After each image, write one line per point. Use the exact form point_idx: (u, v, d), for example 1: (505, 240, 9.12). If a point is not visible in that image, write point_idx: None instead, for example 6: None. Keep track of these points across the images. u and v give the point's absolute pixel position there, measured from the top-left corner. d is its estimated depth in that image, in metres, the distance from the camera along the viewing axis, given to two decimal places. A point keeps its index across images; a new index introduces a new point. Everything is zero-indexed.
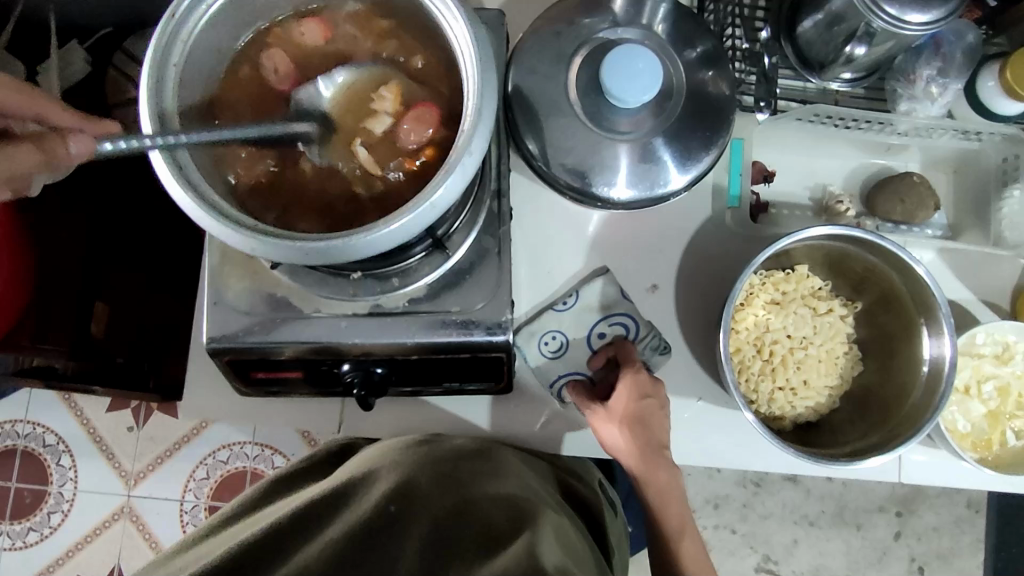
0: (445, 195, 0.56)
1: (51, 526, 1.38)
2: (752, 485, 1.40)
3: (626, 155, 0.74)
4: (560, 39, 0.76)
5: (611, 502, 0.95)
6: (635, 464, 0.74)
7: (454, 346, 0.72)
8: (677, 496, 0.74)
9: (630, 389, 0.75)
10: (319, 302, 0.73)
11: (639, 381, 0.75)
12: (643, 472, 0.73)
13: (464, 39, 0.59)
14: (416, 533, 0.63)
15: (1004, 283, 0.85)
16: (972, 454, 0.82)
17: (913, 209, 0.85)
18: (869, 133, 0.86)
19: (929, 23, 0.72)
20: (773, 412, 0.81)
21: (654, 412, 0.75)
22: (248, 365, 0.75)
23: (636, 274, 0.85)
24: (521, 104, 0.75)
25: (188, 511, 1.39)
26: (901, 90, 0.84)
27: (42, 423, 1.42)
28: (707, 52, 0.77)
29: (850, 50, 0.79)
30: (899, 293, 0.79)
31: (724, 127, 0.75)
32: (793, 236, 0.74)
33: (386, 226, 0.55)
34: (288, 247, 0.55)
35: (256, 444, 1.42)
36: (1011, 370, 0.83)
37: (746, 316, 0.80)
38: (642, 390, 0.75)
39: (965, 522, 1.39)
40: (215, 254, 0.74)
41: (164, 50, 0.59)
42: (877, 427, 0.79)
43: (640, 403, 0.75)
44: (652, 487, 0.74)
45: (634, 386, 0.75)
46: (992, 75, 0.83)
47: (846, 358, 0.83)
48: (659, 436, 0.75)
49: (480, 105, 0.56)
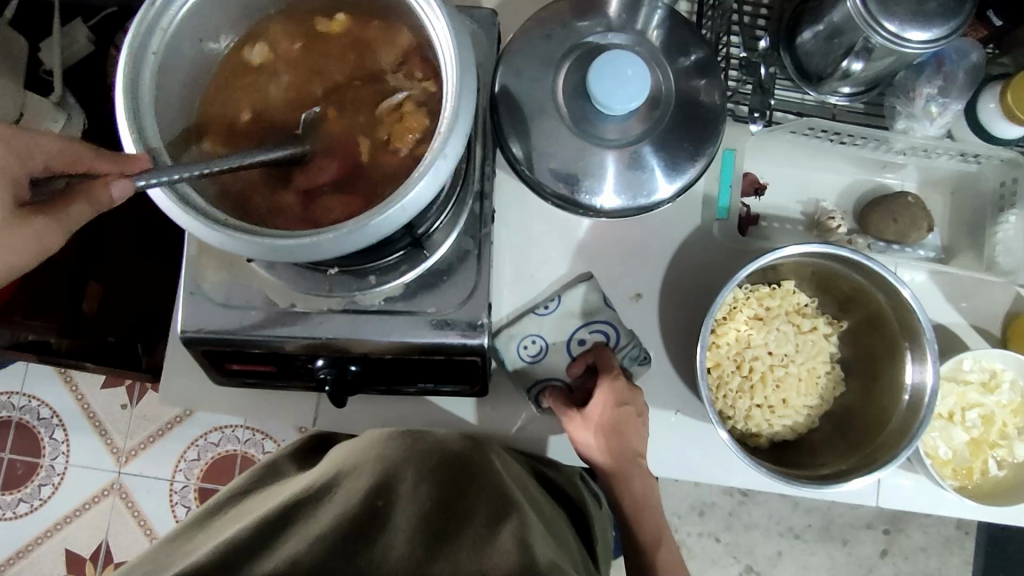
0: (417, 197, 0.55)
1: (41, 499, 1.39)
2: (740, 495, 1.39)
3: (612, 162, 0.73)
4: (551, 42, 0.75)
5: (597, 495, 0.94)
6: (609, 473, 0.73)
7: (428, 348, 0.72)
8: (654, 504, 0.73)
9: (605, 397, 0.73)
10: (294, 297, 0.72)
11: (617, 391, 0.74)
12: (619, 481, 0.72)
13: (444, 39, 0.58)
14: (402, 532, 0.62)
15: (997, 309, 0.84)
16: (952, 482, 0.80)
17: (905, 230, 0.83)
18: (865, 150, 0.85)
19: (929, 41, 0.70)
20: (750, 429, 0.80)
21: (633, 421, 0.74)
22: (223, 356, 0.75)
23: (620, 281, 0.84)
24: (508, 106, 0.74)
25: (177, 492, 1.39)
26: (900, 107, 0.82)
27: (37, 397, 1.43)
28: (701, 60, 0.75)
29: (847, 65, 0.77)
30: (885, 315, 0.78)
31: (713, 137, 0.74)
32: (777, 252, 0.73)
33: (356, 226, 0.54)
34: (257, 243, 0.54)
35: (247, 428, 1.42)
36: (997, 398, 0.81)
37: (728, 331, 0.79)
38: (620, 399, 0.73)
39: (953, 543, 1.37)
40: (194, 242, 0.73)
41: (143, 36, 0.57)
42: (855, 449, 0.78)
43: (616, 410, 0.73)
44: (629, 495, 0.72)
45: (611, 395, 0.73)
46: (993, 97, 0.81)
47: (827, 377, 0.82)
48: (636, 446, 0.74)
49: (457, 107, 0.55)
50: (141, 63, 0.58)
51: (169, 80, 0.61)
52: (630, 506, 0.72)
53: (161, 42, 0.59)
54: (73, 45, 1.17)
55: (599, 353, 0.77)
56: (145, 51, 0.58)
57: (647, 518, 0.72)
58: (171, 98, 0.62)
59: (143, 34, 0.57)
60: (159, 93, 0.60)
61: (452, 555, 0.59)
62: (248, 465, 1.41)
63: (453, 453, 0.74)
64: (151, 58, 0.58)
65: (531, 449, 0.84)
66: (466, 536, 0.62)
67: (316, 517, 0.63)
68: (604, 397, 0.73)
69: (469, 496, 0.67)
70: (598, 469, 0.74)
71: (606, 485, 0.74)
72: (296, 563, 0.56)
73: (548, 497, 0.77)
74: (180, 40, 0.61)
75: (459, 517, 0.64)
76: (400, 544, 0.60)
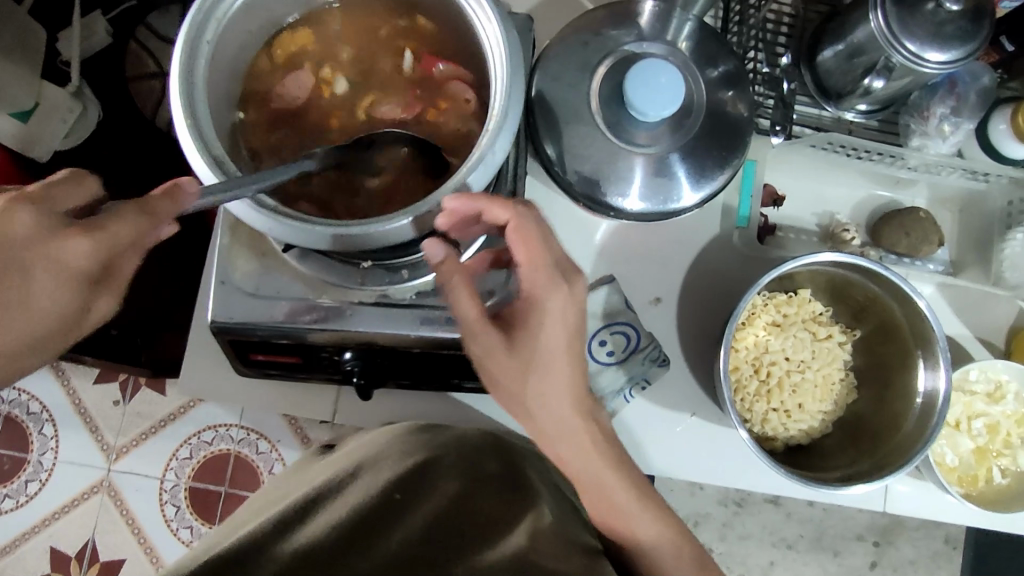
0: (465, 192, 0.56)
1: (28, 494, 1.36)
2: (734, 506, 1.41)
3: (641, 168, 0.75)
4: (587, 49, 0.77)
5: None
6: (510, 337, 0.61)
7: (456, 343, 0.72)
8: (545, 411, 0.63)
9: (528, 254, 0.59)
10: (326, 289, 0.73)
11: (530, 251, 0.59)
12: (523, 353, 0.61)
13: (495, 40, 0.59)
14: (415, 522, 0.63)
15: (1000, 323, 0.87)
16: (958, 488, 0.83)
17: (917, 244, 0.86)
18: (880, 166, 0.88)
19: (947, 62, 0.73)
20: (766, 432, 0.82)
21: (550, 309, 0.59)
22: (249, 347, 0.76)
23: (640, 286, 0.86)
24: (543, 110, 0.76)
25: (168, 490, 1.37)
26: (914, 125, 0.85)
27: (28, 390, 1.41)
28: (729, 72, 0.78)
29: (868, 82, 0.81)
30: (899, 324, 0.80)
31: (739, 148, 0.77)
32: (799, 260, 0.75)
33: (404, 218, 0.55)
34: (307, 231, 0.56)
35: (243, 428, 1.39)
36: (1001, 408, 0.84)
37: (746, 336, 0.82)
38: (533, 263, 0.59)
39: (940, 557, 1.40)
40: (225, 233, 0.73)
41: (199, 25, 0.58)
42: (866, 454, 0.80)
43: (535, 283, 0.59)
44: (532, 388, 0.62)
45: (527, 253, 0.60)
46: (1004, 118, 0.84)
47: (841, 385, 0.84)
48: (548, 335, 0.60)
49: (507, 106, 0.57)
50: (196, 52, 0.58)
51: (218, 69, 0.62)
52: (538, 413, 0.63)
53: (216, 31, 0.60)
54: (92, 37, 1.17)
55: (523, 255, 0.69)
56: (200, 40, 0.59)
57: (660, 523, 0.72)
58: (219, 90, 0.62)
59: (199, 22, 0.58)
60: (210, 84, 0.60)
61: (461, 552, 0.60)
62: (243, 465, 1.38)
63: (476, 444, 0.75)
64: (205, 46, 0.59)
65: None
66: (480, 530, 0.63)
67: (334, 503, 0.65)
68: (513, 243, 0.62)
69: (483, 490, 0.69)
70: (494, 334, 0.61)
71: (496, 365, 0.62)
72: (311, 554, 0.57)
73: (566, 490, 0.77)
74: (231, 35, 0.62)
75: (476, 518, 0.64)
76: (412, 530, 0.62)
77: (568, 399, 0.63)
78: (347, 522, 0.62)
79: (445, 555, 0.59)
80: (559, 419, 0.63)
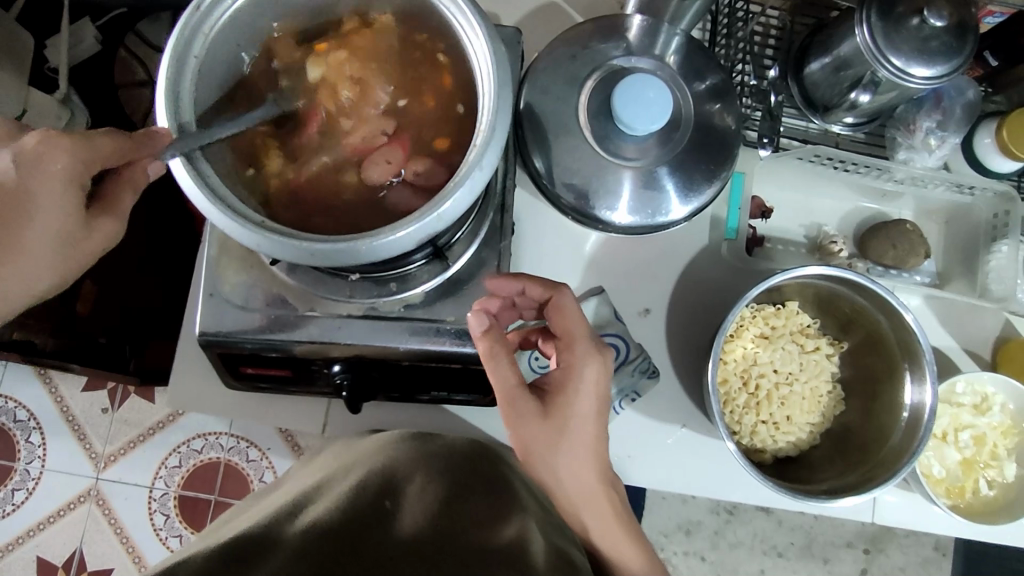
0: (452, 208, 0.56)
1: (15, 503, 1.35)
2: (725, 514, 1.40)
3: (630, 182, 0.75)
4: (575, 62, 0.77)
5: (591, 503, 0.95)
6: (542, 406, 0.65)
7: (446, 356, 0.72)
8: (565, 473, 0.66)
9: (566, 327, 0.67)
10: (315, 301, 0.73)
11: (570, 328, 0.67)
12: (558, 420, 0.65)
13: (483, 55, 0.59)
14: (405, 528, 0.62)
15: (986, 334, 0.88)
16: (945, 500, 0.83)
17: (904, 256, 0.87)
18: (866, 178, 0.89)
19: (931, 78, 0.74)
20: (754, 444, 0.82)
21: (587, 379, 0.65)
22: (237, 360, 0.75)
23: (629, 297, 0.86)
24: (531, 123, 0.77)
25: (157, 499, 1.35)
26: (900, 139, 0.87)
27: (15, 398, 1.39)
28: (716, 85, 0.78)
29: (854, 96, 0.82)
30: (885, 336, 0.81)
31: (726, 162, 0.77)
32: (787, 273, 0.75)
33: (391, 234, 0.55)
34: (293, 246, 0.55)
35: (232, 436, 1.38)
36: (988, 420, 0.84)
37: (735, 348, 0.82)
38: (575, 338, 0.66)
39: (930, 564, 1.40)
40: (213, 245, 0.73)
41: (186, 40, 0.58)
42: (854, 466, 0.81)
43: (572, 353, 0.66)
44: (557, 452, 0.66)
45: (568, 329, 0.67)
46: (989, 132, 0.86)
47: (829, 397, 0.85)
48: (578, 403, 0.66)
49: (494, 122, 0.57)
50: (182, 66, 0.58)
51: (205, 84, 0.62)
52: (562, 475, 0.67)
53: (203, 46, 0.60)
54: (81, 44, 1.17)
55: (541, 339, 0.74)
56: (188, 54, 0.59)
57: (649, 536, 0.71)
58: (206, 104, 0.62)
59: (186, 38, 0.58)
60: (197, 98, 0.60)
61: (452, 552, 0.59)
62: (232, 474, 1.37)
63: (464, 456, 0.75)
64: (193, 61, 0.59)
65: None
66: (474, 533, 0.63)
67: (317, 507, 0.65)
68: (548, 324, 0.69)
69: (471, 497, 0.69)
70: (529, 402, 0.64)
71: (526, 430, 0.65)
72: (302, 554, 0.56)
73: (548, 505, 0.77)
74: (219, 50, 0.62)
75: (463, 521, 0.65)
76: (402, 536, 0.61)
77: (590, 462, 0.67)
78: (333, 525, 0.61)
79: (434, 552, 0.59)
80: (580, 483, 0.67)
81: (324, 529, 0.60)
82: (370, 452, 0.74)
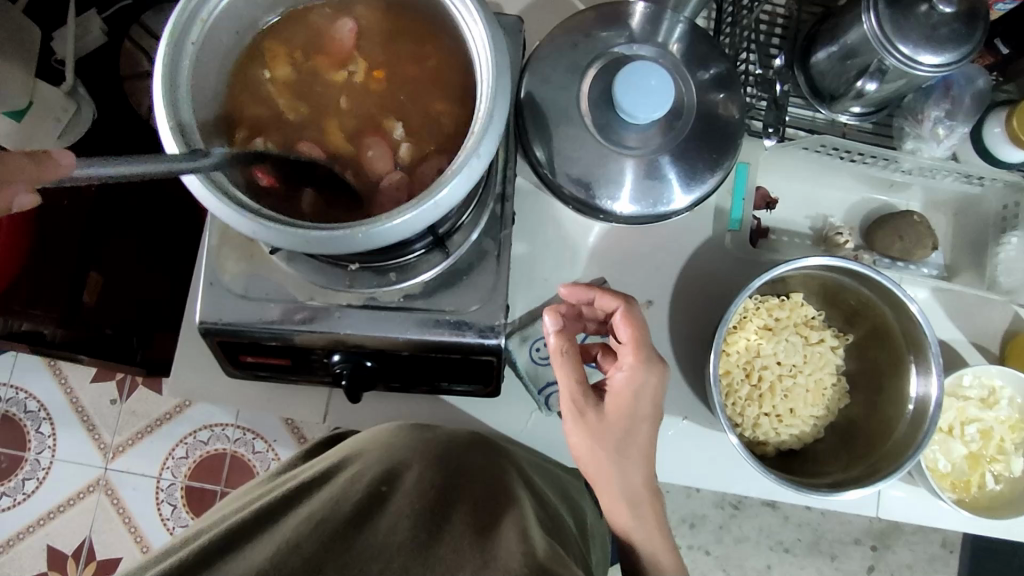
0: (450, 195, 0.56)
1: (25, 493, 1.36)
2: (730, 509, 1.39)
3: (632, 171, 0.75)
4: (576, 50, 0.77)
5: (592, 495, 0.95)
6: (603, 407, 0.69)
7: (446, 346, 0.72)
8: (617, 476, 0.69)
9: (627, 335, 0.70)
10: (315, 291, 0.72)
11: (630, 336, 0.70)
12: (615, 423, 0.68)
13: (481, 41, 0.59)
14: (406, 518, 0.61)
15: (995, 328, 0.87)
16: (951, 495, 0.82)
17: (910, 248, 0.86)
18: (873, 169, 0.87)
19: (940, 65, 0.73)
20: (757, 437, 0.82)
21: (645, 385, 0.68)
22: (238, 349, 0.75)
23: (632, 289, 0.85)
24: (532, 112, 0.76)
25: (165, 489, 1.36)
26: (908, 129, 0.85)
27: (25, 388, 1.40)
28: (720, 74, 0.77)
29: (861, 85, 0.80)
30: (890, 328, 0.80)
31: (729, 150, 0.76)
32: (789, 263, 0.74)
33: (389, 221, 0.55)
34: (291, 234, 0.55)
35: (240, 427, 1.39)
36: (995, 414, 0.83)
37: (737, 340, 0.81)
38: (637, 346, 0.69)
39: (938, 561, 1.39)
40: (214, 234, 0.73)
41: (183, 27, 0.58)
42: (858, 460, 0.80)
43: (632, 361, 0.69)
44: (610, 454, 0.68)
45: (632, 336, 0.70)
46: (999, 121, 0.84)
47: (833, 389, 0.84)
48: (636, 408, 0.69)
49: (492, 108, 0.56)
50: (180, 53, 0.58)
51: (204, 71, 0.61)
52: (614, 474, 0.69)
53: (200, 33, 0.60)
54: (87, 35, 1.17)
55: (602, 352, 0.78)
56: (185, 41, 0.58)
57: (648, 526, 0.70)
58: (203, 89, 0.62)
59: (183, 24, 0.58)
60: (194, 84, 0.60)
61: (455, 541, 0.58)
62: (238, 465, 1.38)
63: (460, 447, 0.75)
64: (190, 48, 0.59)
65: (540, 449, 0.85)
66: (474, 518, 0.62)
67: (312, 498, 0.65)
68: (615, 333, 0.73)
69: (469, 483, 0.68)
70: (591, 401, 0.68)
71: (585, 427, 0.69)
72: (298, 546, 0.57)
73: (547, 495, 0.77)
74: (216, 36, 0.62)
75: (462, 508, 0.64)
76: (404, 529, 0.60)
77: (642, 464, 0.70)
78: (333, 519, 0.61)
79: (433, 541, 0.59)
80: (629, 487, 0.69)
81: (320, 518, 0.61)
82: (367, 443, 0.75)
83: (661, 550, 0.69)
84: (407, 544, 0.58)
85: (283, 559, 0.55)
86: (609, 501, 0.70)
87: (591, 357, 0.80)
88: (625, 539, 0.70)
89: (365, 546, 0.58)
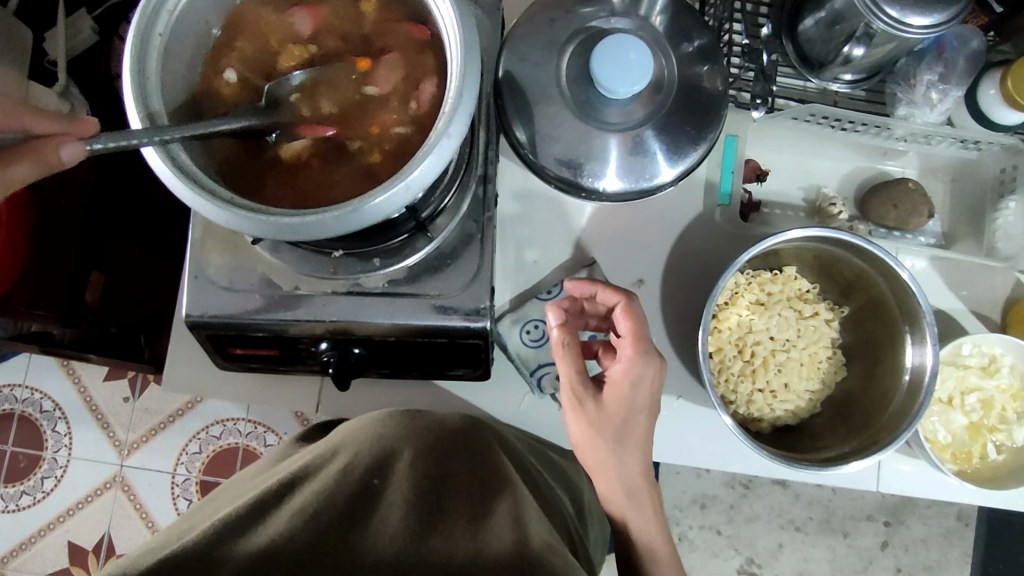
0: (422, 176, 0.55)
1: (44, 491, 1.38)
2: (740, 488, 1.38)
3: (616, 148, 0.74)
4: (554, 26, 0.76)
5: None
6: (601, 400, 0.68)
7: (431, 330, 0.72)
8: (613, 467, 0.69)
9: (629, 331, 0.69)
10: (299, 280, 0.72)
11: (630, 330, 0.69)
12: (614, 420, 0.68)
13: (450, 20, 0.58)
14: (398, 511, 0.62)
15: (996, 295, 0.85)
16: (953, 466, 0.81)
17: (906, 216, 0.84)
18: (865, 137, 0.86)
19: (930, 26, 0.70)
20: (751, 413, 0.81)
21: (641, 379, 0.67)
22: (227, 341, 0.76)
23: (623, 267, 0.85)
24: (511, 90, 0.75)
25: (178, 484, 1.38)
26: (900, 94, 0.83)
27: (40, 389, 1.42)
28: (704, 46, 0.76)
29: (848, 50, 0.78)
30: (885, 299, 0.79)
31: (713, 123, 0.75)
32: (775, 237, 0.73)
33: (361, 205, 0.54)
34: (262, 221, 0.54)
35: (249, 421, 1.40)
36: (996, 382, 0.82)
37: (729, 315, 0.80)
38: (636, 339, 0.68)
39: (953, 535, 1.37)
40: (198, 226, 0.73)
41: (148, 20, 0.58)
42: (856, 433, 0.79)
43: (634, 364, 0.68)
44: (608, 446, 0.68)
45: (630, 330, 0.69)
46: (994, 82, 0.82)
47: (829, 362, 0.83)
48: (633, 402, 0.68)
49: (461, 87, 0.56)
50: (148, 46, 0.58)
51: (176, 63, 0.61)
52: (611, 463, 0.69)
53: (167, 24, 0.59)
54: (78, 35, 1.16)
55: (602, 349, 0.76)
56: (151, 34, 0.58)
57: (642, 508, 0.70)
58: (177, 81, 0.62)
59: (148, 17, 0.58)
60: (165, 74, 0.60)
61: (448, 543, 0.59)
62: (248, 457, 1.39)
63: (452, 430, 0.74)
64: (158, 40, 0.59)
65: (535, 432, 0.85)
66: (469, 506, 0.64)
67: (302, 485, 0.65)
68: (615, 326, 0.72)
69: (459, 472, 0.69)
70: (591, 392, 0.68)
71: (583, 419, 0.69)
72: (290, 539, 0.57)
73: (541, 476, 0.76)
74: (186, 26, 0.62)
75: (454, 497, 0.65)
76: (395, 521, 0.61)
77: (639, 458, 0.70)
78: (325, 509, 0.61)
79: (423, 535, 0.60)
80: (626, 478, 0.70)
81: (311, 511, 0.61)
82: (359, 428, 0.73)
83: (656, 538, 0.70)
84: (399, 546, 0.58)
85: (277, 558, 0.55)
86: (604, 489, 0.70)
87: (593, 354, 0.78)
88: (622, 523, 0.71)
89: (354, 548, 0.58)
